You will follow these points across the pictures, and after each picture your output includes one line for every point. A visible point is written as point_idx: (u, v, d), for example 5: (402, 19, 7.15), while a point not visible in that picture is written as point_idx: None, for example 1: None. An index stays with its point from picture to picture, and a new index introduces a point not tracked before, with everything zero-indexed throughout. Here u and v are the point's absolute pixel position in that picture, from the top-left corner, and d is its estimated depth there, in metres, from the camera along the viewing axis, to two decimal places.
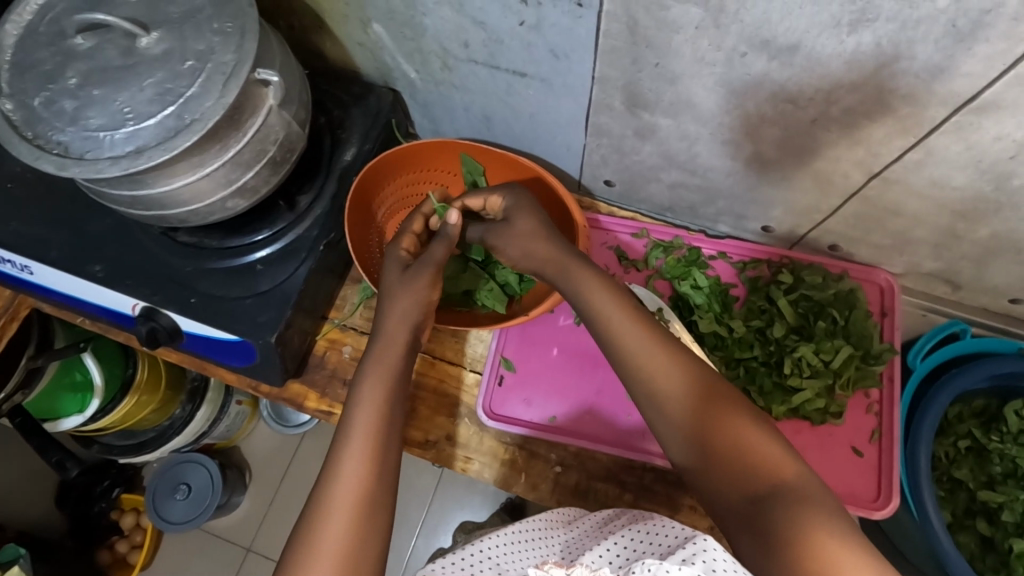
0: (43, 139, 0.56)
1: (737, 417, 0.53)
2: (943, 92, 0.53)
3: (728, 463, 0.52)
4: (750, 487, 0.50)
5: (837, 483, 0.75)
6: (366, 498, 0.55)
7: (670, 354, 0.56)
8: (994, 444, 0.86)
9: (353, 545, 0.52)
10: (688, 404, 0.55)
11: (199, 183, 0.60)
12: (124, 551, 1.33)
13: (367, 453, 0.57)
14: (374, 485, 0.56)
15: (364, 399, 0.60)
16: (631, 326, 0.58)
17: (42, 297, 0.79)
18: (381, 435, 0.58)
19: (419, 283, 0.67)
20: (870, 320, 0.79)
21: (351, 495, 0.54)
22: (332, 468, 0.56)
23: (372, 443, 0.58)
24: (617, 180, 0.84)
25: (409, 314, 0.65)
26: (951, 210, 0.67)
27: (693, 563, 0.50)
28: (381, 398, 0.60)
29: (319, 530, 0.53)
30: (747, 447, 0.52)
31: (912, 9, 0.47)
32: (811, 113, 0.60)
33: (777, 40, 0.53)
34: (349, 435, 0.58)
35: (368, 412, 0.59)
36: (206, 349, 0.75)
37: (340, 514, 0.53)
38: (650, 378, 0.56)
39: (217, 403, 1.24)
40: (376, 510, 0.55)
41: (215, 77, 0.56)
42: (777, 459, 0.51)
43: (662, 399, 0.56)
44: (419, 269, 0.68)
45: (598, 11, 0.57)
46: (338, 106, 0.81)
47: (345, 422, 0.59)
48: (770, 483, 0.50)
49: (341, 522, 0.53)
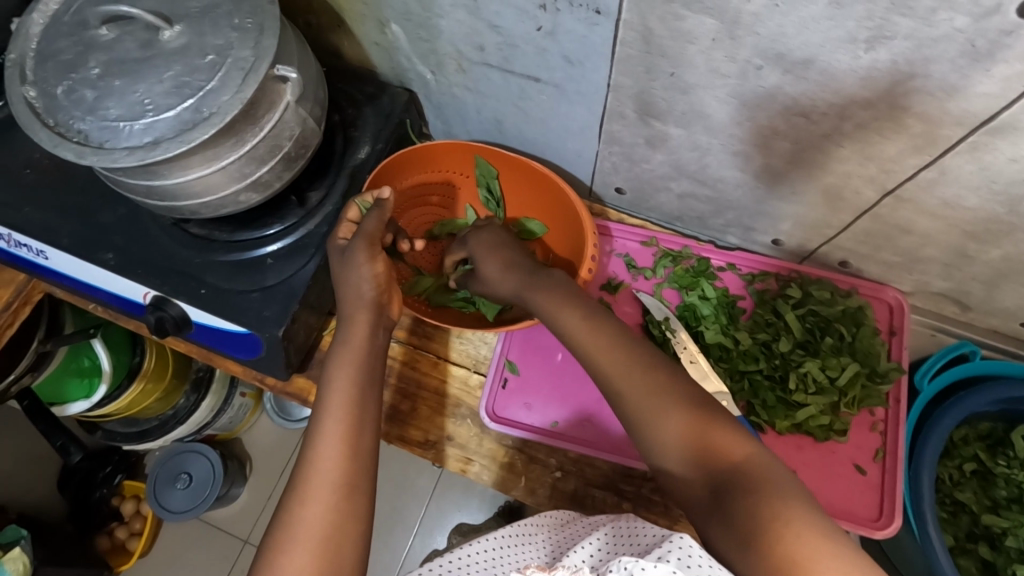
0: (62, 127, 0.57)
1: (710, 421, 0.53)
2: (958, 112, 0.53)
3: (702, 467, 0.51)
4: (724, 487, 0.50)
5: (838, 501, 0.74)
6: (343, 503, 0.55)
7: (635, 361, 0.56)
8: (1000, 468, 0.85)
9: (327, 553, 0.52)
10: (660, 409, 0.54)
11: (213, 176, 0.61)
12: (123, 538, 1.34)
13: (339, 456, 0.56)
14: (349, 490, 0.55)
15: (331, 398, 0.59)
16: (598, 341, 0.58)
17: (55, 282, 0.80)
18: (354, 432, 0.58)
19: (359, 262, 0.66)
20: (877, 338, 0.79)
21: (325, 501, 0.54)
22: (303, 476, 0.56)
23: (345, 446, 0.57)
24: (627, 188, 0.84)
25: (364, 304, 0.65)
26: (963, 230, 0.66)
27: (667, 560, 0.47)
28: (347, 396, 0.60)
29: (293, 540, 0.53)
30: (718, 449, 0.51)
31: (929, 28, 0.47)
32: (824, 128, 0.60)
33: (792, 54, 0.53)
34: (319, 439, 0.57)
35: (336, 411, 0.59)
36: (213, 340, 0.76)
37: (312, 524, 0.53)
38: (618, 391, 0.56)
39: (221, 394, 1.25)
40: (353, 515, 0.55)
41: (233, 72, 0.56)
42: (747, 455, 0.50)
43: (630, 409, 0.55)
44: (354, 247, 0.67)
45: (614, 19, 0.57)
46: (352, 105, 0.81)
47: (316, 425, 0.59)
48: (742, 481, 0.49)
49: (314, 532, 0.53)
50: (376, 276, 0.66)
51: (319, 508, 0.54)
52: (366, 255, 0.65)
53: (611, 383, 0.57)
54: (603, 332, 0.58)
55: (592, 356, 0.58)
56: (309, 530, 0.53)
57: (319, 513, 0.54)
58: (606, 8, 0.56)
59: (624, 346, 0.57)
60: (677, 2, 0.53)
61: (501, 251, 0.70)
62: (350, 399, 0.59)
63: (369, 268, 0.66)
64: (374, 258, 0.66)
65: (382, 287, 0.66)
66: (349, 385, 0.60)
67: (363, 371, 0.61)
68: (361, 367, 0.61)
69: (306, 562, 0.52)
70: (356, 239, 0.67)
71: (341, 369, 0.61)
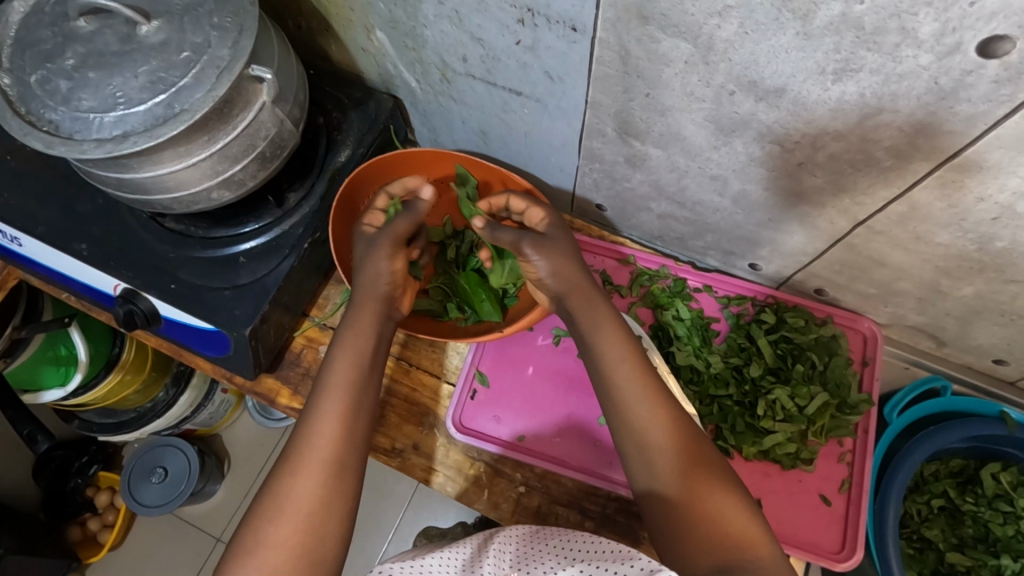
0: (35, 116, 0.57)
1: (717, 483, 0.56)
2: (927, 148, 0.53)
3: (702, 524, 0.54)
4: (719, 551, 0.52)
5: (800, 531, 0.73)
6: (332, 483, 0.56)
7: (665, 407, 0.59)
8: (968, 506, 0.85)
9: (312, 529, 0.54)
10: (673, 460, 0.57)
11: (184, 173, 0.61)
12: (94, 530, 1.32)
13: (336, 440, 0.58)
14: (339, 471, 0.57)
15: (335, 379, 0.61)
16: (634, 374, 0.60)
17: (29, 270, 0.79)
18: (352, 419, 0.59)
19: (381, 255, 0.68)
20: (850, 367, 0.78)
21: (317, 478, 0.56)
22: (300, 451, 0.57)
23: (341, 428, 0.59)
24: (608, 205, 0.84)
25: (376, 294, 0.66)
26: (935, 266, 0.66)
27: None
28: (352, 383, 0.61)
29: (279, 510, 0.54)
30: (721, 514, 0.54)
31: (895, 63, 0.47)
32: (797, 157, 0.60)
33: (764, 82, 0.53)
34: (318, 418, 0.59)
35: (336, 396, 0.60)
36: (183, 337, 0.75)
37: (303, 498, 0.55)
38: (639, 429, 0.58)
39: (200, 389, 1.24)
40: (341, 493, 0.56)
41: (208, 69, 0.56)
42: (748, 529, 0.53)
43: (648, 447, 0.58)
44: (379, 242, 0.69)
45: (592, 37, 0.57)
46: (338, 108, 0.82)
47: (315, 406, 0.60)
48: (739, 553, 0.52)
49: (304, 505, 0.54)
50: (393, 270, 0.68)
51: (311, 484, 0.55)
52: (388, 252, 0.68)
53: (638, 419, 0.58)
54: (638, 369, 0.60)
55: (625, 392, 0.59)
56: (299, 503, 0.54)
57: (309, 490, 0.55)
58: (584, 27, 0.56)
59: (657, 392, 0.59)
60: (652, 25, 0.53)
61: (569, 266, 0.65)
62: (353, 386, 0.61)
63: (390, 263, 0.68)
64: (395, 252, 0.68)
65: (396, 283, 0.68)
66: (352, 373, 0.62)
67: (365, 363, 0.63)
68: (366, 358, 0.63)
69: (292, 534, 0.53)
70: (381, 235, 0.69)
71: (352, 355, 0.63)
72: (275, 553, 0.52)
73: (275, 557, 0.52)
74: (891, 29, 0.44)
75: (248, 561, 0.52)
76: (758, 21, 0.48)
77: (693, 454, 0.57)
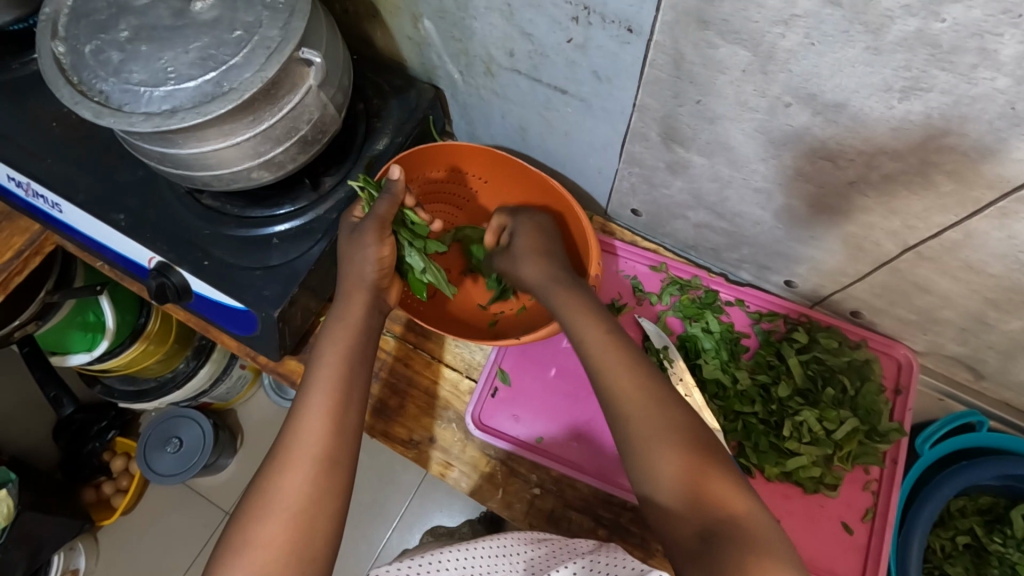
0: (85, 86, 0.57)
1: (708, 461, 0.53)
2: (990, 175, 0.51)
3: (691, 506, 0.51)
4: (709, 527, 0.50)
5: (816, 558, 0.72)
6: (320, 480, 0.56)
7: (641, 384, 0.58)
8: (994, 545, 0.82)
9: (300, 526, 0.54)
10: (663, 445, 0.54)
11: (226, 151, 0.61)
12: (108, 494, 1.34)
13: (324, 436, 0.58)
14: (327, 467, 0.56)
15: (321, 375, 0.61)
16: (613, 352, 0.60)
17: (66, 237, 0.80)
18: (338, 412, 0.59)
19: (366, 242, 0.66)
20: (881, 395, 0.76)
21: (305, 476, 0.55)
22: (286, 447, 0.57)
23: (328, 423, 0.58)
24: (644, 210, 0.83)
25: (364, 286, 0.66)
26: (985, 297, 0.64)
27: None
28: (340, 377, 0.61)
29: (269, 507, 0.54)
30: (714, 498, 0.51)
31: (969, 85, 0.45)
32: (849, 175, 0.58)
33: (824, 96, 0.52)
34: (306, 414, 0.59)
35: (324, 389, 0.60)
36: (212, 313, 0.75)
37: (295, 495, 0.54)
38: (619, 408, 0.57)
39: (221, 363, 1.26)
40: (332, 490, 0.56)
41: (259, 50, 0.56)
42: (735, 502, 0.51)
43: (636, 429, 0.56)
44: (364, 228, 0.67)
45: (646, 39, 0.56)
46: (378, 95, 0.81)
47: (303, 401, 0.60)
48: (725, 525, 0.49)
49: (292, 503, 0.54)
50: (381, 260, 0.66)
51: (299, 482, 0.55)
52: (375, 238, 0.66)
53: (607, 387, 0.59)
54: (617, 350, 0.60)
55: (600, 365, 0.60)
56: (288, 502, 0.54)
57: (297, 485, 0.55)
58: (639, 27, 0.55)
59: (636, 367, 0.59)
60: (711, 30, 0.52)
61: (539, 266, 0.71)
62: (341, 383, 0.61)
63: (376, 252, 0.66)
64: (382, 240, 0.66)
65: (383, 273, 0.67)
66: (339, 367, 0.61)
67: (353, 355, 0.63)
68: (355, 349, 0.63)
69: (279, 532, 0.53)
70: (367, 221, 0.67)
71: (334, 349, 0.62)
72: (267, 550, 0.52)
73: (266, 555, 0.52)
74: (970, 49, 0.43)
75: (239, 557, 0.52)
76: (825, 33, 0.47)
77: (674, 428, 0.55)
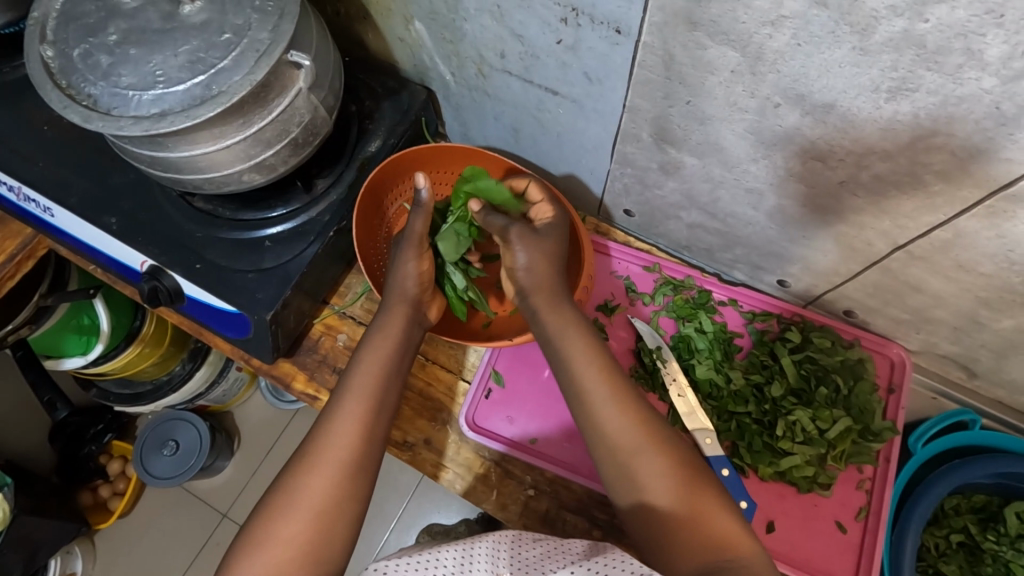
0: (74, 90, 0.57)
1: (702, 491, 0.55)
2: (978, 174, 0.51)
3: (683, 534, 0.53)
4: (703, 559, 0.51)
5: (810, 558, 0.72)
6: (346, 485, 0.56)
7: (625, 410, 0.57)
8: (988, 543, 0.83)
9: (319, 528, 0.53)
10: (659, 474, 0.55)
11: (217, 154, 0.61)
12: (105, 496, 1.33)
13: (354, 441, 0.58)
14: (355, 473, 0.56)
15: (358, 379, 0.61)
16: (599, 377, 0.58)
17: (58, 240, 0.80)
18: (371, 418, 0.59)
19: (407, 258, 0.68)
20: (875, 394, 0.76)
21: (330, 478, 0.55)
22: (315, 447, 0.57)
23: (361, 428, 0.59)
24: (637, 211, 0.83)
25: (406, 299, 0.67)
26: (976, 296, 0.64)
27: None
28: (375, 384, 0.61)
29: (294, 504, 0.54)
30: (710, 527, 0.53)
31: (956, 85, 0.45)
32: (840, 175, 0.58)
33: (813, 96, 0.52)
34: (340, 416, 0.59)
35: (358, 395, 0.60)
36: (205, 316, 0.75)
37: (318, 497, 0.54)
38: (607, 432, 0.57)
39: (218, 365, 1.26)
40: (355, 496, 0.56)
41: (248, 53, 0.56)
42: (729, 533, 0.53)
43: (633, 459, 0.56)
44: (405, 244, 0.69)
45: (635, 40, 0.56)
46: (371, 97, 0.81)
47: (338, 403, 0.60)
48: (720, 556, 0.51)
49: (315, 504, 0.54)
50: (421, 273, 0.69)
51: (323, 484, 0.55)
52: (414, 254, 0.68)
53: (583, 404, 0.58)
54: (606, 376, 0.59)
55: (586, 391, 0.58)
56: (310, 502, 0.54)
57: (322, 488, 0.55)
58: (628, 29, 0.55)
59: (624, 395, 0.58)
60: (700, 31, 0.52)
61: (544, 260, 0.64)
62: (376, 390, 0.61)
63: (417, 267, 0.68)
64: (424, 256, 0.69)
65: (424, 287, 0.69)
66: (373, 374, 0.62)
67: (390, 365, 0.63)
68: (393, 359, 0.64)
69: (300, 531, 0.53)
70: (406, 237, 0.69)
71: (372, 355, 0.63)
72: (286, 549, 0.52)
73: (282, 553, 0.52)
74: (956, 49, 0.43)
75: (255, 553, 0.52)
76: (812, 33, 0.47)
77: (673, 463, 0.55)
